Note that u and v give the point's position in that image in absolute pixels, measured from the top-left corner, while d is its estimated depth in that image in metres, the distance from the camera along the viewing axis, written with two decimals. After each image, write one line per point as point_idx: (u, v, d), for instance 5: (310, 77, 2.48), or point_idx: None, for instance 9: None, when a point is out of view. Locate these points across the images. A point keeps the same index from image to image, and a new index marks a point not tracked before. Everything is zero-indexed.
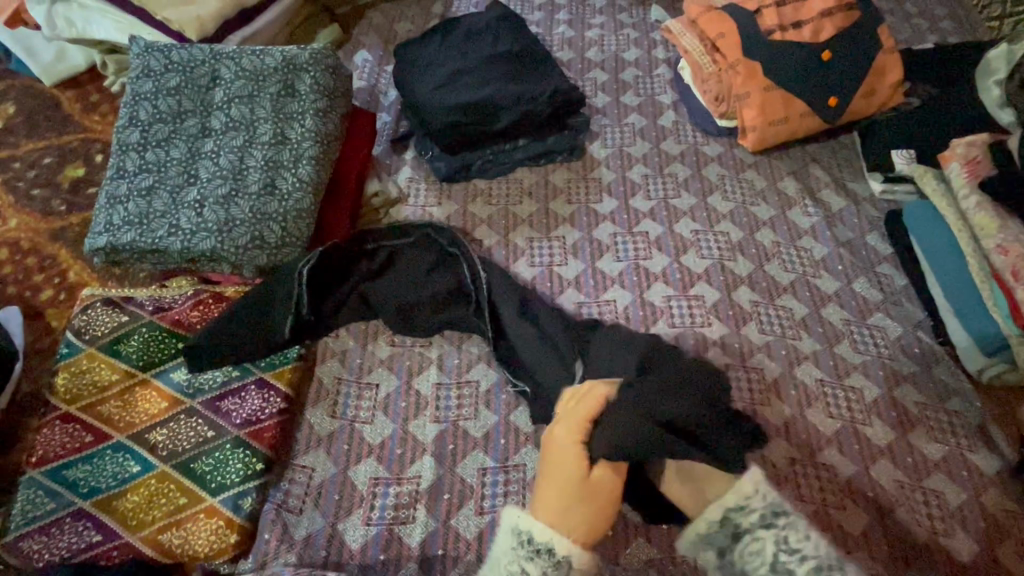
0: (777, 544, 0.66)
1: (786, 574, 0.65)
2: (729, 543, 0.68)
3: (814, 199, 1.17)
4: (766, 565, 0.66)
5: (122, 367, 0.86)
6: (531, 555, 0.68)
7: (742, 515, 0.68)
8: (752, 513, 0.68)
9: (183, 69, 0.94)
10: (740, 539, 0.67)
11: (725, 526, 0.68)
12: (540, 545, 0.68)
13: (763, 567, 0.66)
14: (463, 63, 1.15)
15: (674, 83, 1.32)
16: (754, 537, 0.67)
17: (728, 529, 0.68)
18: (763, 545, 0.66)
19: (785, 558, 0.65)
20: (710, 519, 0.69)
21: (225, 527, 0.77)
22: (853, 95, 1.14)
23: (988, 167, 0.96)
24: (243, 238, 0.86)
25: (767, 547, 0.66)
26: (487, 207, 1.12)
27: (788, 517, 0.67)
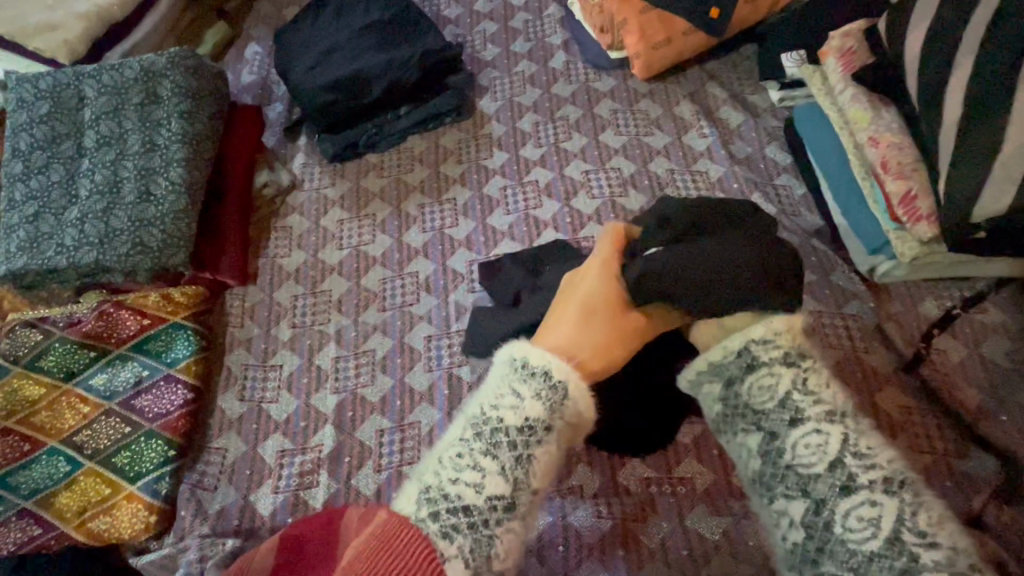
0: (795, 383, 0.63)
1: (774, 399, 0.63)
2: (734, 374, 0.66)
3: (710, 118, 1.12)
4: (774, 401, 0.63)
5: (47, 381, 0.94)
6: (527, 377, 0.66)
7: (760, 350, 0.65)
8: (776, 349, 0.65)
9: (52, 96, 0.99)
10: (756, 371, 0.65)
11: (743, 356, 0.66)
12: (535, 369, 0.66)
13: (771, 403, 0.64)
14: (337, 41, 1.17)
15: (565, 21, 1.27)
16: (771, 371, 0.64)
17: (745, 361, 0.66)
18: (766, 375, 0.64)
19: (790, 392, 0.63)
20: (729, 347, 0.66)
21: (145, 510, 0.85)
22: (735, 3, 1.08)
23: (865, 56, 0.91)
24: (125, 246, 0.92)
25: (781, 385, 0.63)
26: (379, 181, 1.13)
27: (813, 362, 0.65)
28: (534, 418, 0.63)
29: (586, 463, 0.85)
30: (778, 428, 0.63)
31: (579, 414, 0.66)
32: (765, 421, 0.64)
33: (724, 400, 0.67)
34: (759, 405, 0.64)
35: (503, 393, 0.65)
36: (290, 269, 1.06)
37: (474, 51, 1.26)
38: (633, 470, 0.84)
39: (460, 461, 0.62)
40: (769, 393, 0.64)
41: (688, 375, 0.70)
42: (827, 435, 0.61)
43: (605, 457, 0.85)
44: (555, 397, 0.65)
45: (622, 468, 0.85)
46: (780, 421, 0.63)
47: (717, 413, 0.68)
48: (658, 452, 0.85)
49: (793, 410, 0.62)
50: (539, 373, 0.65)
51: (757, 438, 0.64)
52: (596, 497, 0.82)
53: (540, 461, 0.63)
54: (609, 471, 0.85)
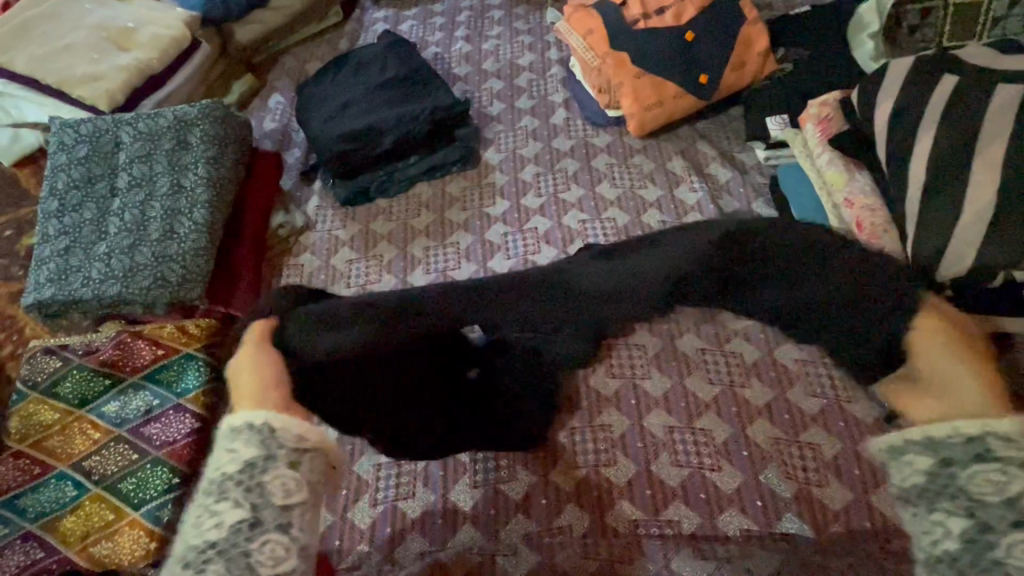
0: None
1: (1004, 498, 0.53)
2: (956, 456, 0.56)
3: (700, 174, 1.20)
4: (1004, 495, 0.53)
5: (61, 406, 0.99)
6: (235, 435, 0.69)
7: (991, 444, 0.56)
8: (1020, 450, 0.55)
9: (90, 140, 1.07)
10: (984, 462, 0.55)
11: (973, 442, 0.56)
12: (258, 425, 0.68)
13: (998, 497, 0.54)
14: (354, 95, 1.27)
15: (566, 81, 1.37)
16: (1005, 469, 0.54)
17: (975, 448, 0.56)
18: (977, 469, 0.55)
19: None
20: (960, 429, 0.57)
21: (145, 537, 0.87)
22: (723, 70, 1.17)
23: (839, 124, 0.98)
24: (147, 280, 0.98)
25: (1014, 482, 0.54)
26: (387, 224, 1.20)
27: None
28: (247, 456, 0.67)
29: (576, 502, 0.88)
30: (995, 522, 0.53)
31: (295, 436, 0.68)
32: (956, 509, 0.55)
33: (926, 475, 0.57)
34: (980, 494, 0.54)
35: (224, 450, 0.69)
36: None
37: (481, 106, 1.36)
38: (621, 511, 0.87)
39: (203, 520, 0.66)
40: (995, 487, 0.54)
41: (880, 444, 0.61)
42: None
43: (595, 497, 0.88)
44: (262, 433, 0.67)
45: (611, 509, 0.87)
46: (999, 516, 0.53)
47: (904, 483, 0.59)
48: (645, 494, 0.88)
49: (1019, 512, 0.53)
50: (250, 423, 0.68)
51: (961, 522, 0.54)
52: (584, 538, 0.84)
53: (273, 487, 0.66)
54: (597, 510, 0.87)
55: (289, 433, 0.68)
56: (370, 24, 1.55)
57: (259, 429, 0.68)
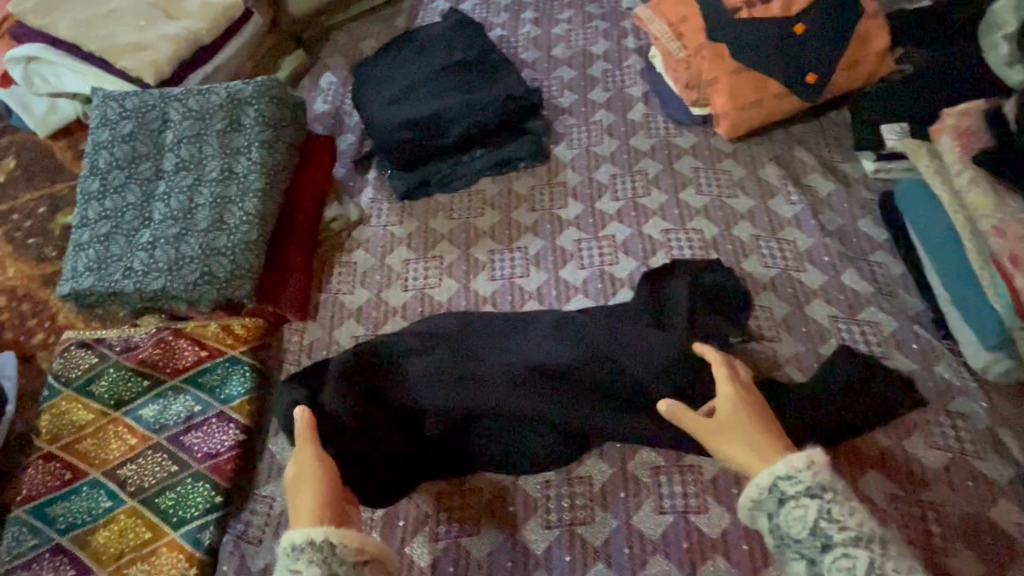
0: (822, 514, 0.58)
1: (807, 528, 0.58)
2: (771, 508, 0.61)
3: (797, 185, 1.08)
4: (807, 530, 0.58)
5: (96, 407, 0.91)
6: (297, 555, 0.63)
7: (781, 485, 0.61)
8: (801, 484, 0.60)
9: (136, 116, 0.98)
10: (787, 504, 0.60)
11: (775, 490, 0.61)
12: (299, 545, 0.63)
13: (805, 533, 0.58)
14: (417, 78, 1.16)
15: (645, 73, 1.25)
16: (799, 504, 0.59)
17: (775, 495, 0.61)
18: (794, 506, 0.60)
19: (818, 519, 0.58)
20: (760, 482, 0.62)
21: (184, 561, 0.79)
22: (832, 70, 1.05)
23: (984, 139, 0.87)
24: (194, 275, 0.89)
25: (811, 515, 0.58)
26: (448, 222, 1.10)
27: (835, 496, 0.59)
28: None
29: (662, 553, 0.78)
30: (814, 555, 0.57)
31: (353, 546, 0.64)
32: (804, 549, 0.58)
33: (771, 531, 0.61)
34: (793, 534, 0.59)
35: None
36: (352, 308, 1.01)
37: (551, 96, 1.24)
38: (714, 568, 0.77)
39: None
40: (800, 524, 0.59)
41: (743, 503, 0.64)
42: (856, 557, 0.55)
43: (683, 549, 0.78)
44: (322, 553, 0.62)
45: (703, 564, 0.77)
46: (772, 499, 0.61)
47: (771, 545, 0.62)
48: (742, 549, 0.78)
49: (826, 542, 0.57)
50: (307, 543, 0.63)
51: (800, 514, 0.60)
52: None
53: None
54: (687, 565, 0.77)
55: (349, 547, 0.64)
56: None
57: (321, 550, 0.63)
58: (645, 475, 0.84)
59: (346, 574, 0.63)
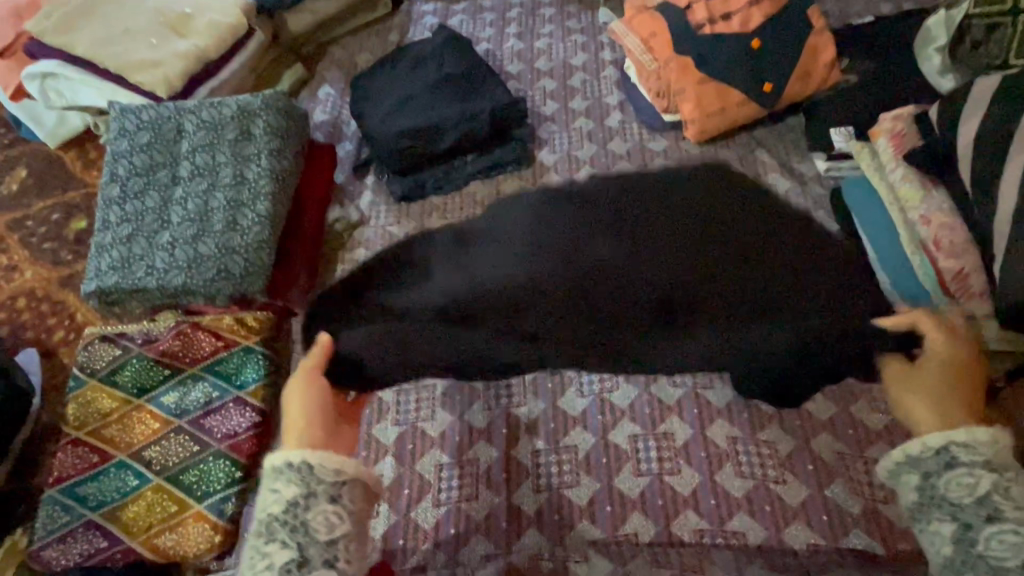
0: (995, 486, 0.58)
1: (972, 495, 0.58)
2: (929, 468, 0.61)
3: (758, 183, 1.19)
4: (975, 497, 0.58)
5: (120, 395, 0.98)
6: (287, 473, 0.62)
7: (954, 451, 0.60)
8: (979, 454, 0.59)
9: (153, 127, 1.06)
10: (954, 470, 0.59)
11: (941, 455, 0.60)
12: (289, 462, 0.61)
13: (971, 499, 0.58)
14: (411, 90, 1.26)
15: (621, 82, 1.36)
16: (972, 471, 0.58)
17: (942, 458, 0.60)
18: (963, 474, 0.59)
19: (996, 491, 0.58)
20: (927, 442, 0.61)
21: (209, 530, 0.87)
22: (787, 80, 1.17)
23: (915, 139, 0.99)
24: (211, 272, 0.97)
25: (981, 484, 0.58)
26: (442, 222, 1.19)
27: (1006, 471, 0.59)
28: (307, 487, 0.61)
29: (642, 510, 0.88)
30: (973, 521, 0.57)
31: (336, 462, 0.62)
32: (959, 512, 0.58)
33: (918, 490, 0.61)
34: (955, 498, 0.59)
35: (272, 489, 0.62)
36: None
37: (534, 105, 1.35)
38: (686, 521, 0.87)
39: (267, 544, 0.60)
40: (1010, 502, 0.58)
41: (891, 460, 0.63)
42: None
43: (659, 506, 0.88)
44: (306, 472, 0.61)
45: (676, 518, 0.87)
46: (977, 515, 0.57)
47: (910, 501, 0.62)
48: (710, 504, 0.88)
49: (994, 508, 0.57)
50: (286, 463, 0.61)
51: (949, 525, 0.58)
52: (651, 546, 0.85)
53: (315, 526, 0.59)
54: (662, 519, 0.87)
55: (329, 467, 0.61)
56: (419, 17, 1.52)
57: (298, 471, 0.61)
58: (625, 444, 0.94)
59: (325, 492, 0.61)
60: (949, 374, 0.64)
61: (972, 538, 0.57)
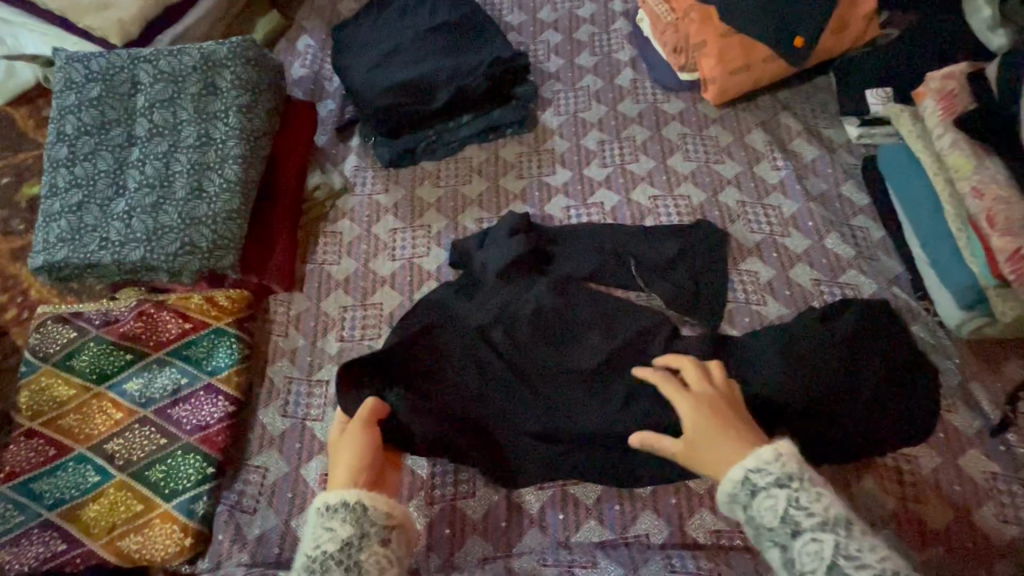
0: (791, 502, 0.58)
1: (778, 517, 0.58)
2: (741, 500, 0.61)
3: (783, 150, 1.08)
4: (778, 518, 0.58)
5: (78, 382, 0.88)
6: (335, 513, 0.64)
7: (753, 475, 0.60)
8: (772, 474, 0.60)
9: (104, 78, 0.94)
10: (758, 496, 0.59)
11: (746, 485, 0.60)
12: (338, 503, 0.64)
13: (779, 521, 0.58)
14: (400, 41, 1.13)
15: (632, 36, 1.23)
16: (770, 494, 0.59)
17: (747, 488, 0.60)
18: (766, 497, 0.59)
19: (788, 508, 0.58)
20: (733, 475, 0.61)
21: (179, 532, 0.79)
22: (821, 33, 1.05)
23: (967, 100, 0.88)
24: (174, 245, 0.86)
25: (779, 503, 0.58)
26: (435, 190, 1.08)
27: (804, 480, 0.59)
28: (353, 539, 0.62)
29: (653, 509, 0.81)
30: (782, 540, 0.57)
31: (388, 510, 0.65)
32: (776, 536, 0.58)
33: (750, 521, 0.60)
34: (766, 522, 0.59)
35: (318, 536, 0.63)
36: (339, 278, 1.00)
37: (537, 61, 1.22)
38: (702, 521, 0.80)
39: None
40: (772, 513, 0.59)
41: (720, 495, 0.63)
42: (823, 541, 0.56)
43: (672, 505, 0.81)
44: (354, 506, 0.64)
45: (690, 518, 0.80)
46: (784, 533, 0.58)
47: (749, 535, 0.61)
48: None
49: (793, 525, 0.57)
50: (340, 502, 0.64)
51: (776, 553, 0.58)
52: (663, 548, 0.78)
53: (369, 566, 0.61)
54: (675, 519, 0.80)
55: (379, 510, 0.64)
56: None
57: (354, 510, 0.63)
58: None
59: (378, 536, 0.63)
60: (702, 413, 0.67)
61: (790, 559, 0.57)
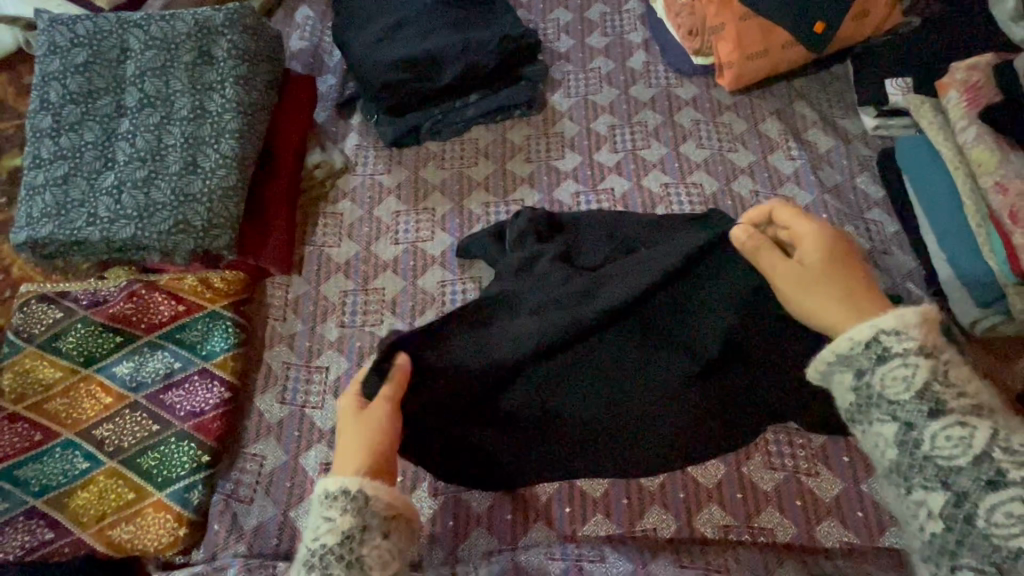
0: (934, 375, 0.50)
1: (909, 390, 0.50)
2: (862, 365, 0.53)
3: (798, 139, 1.06)
4: (912, 391, 0.50)
5: (65, 364, 0.84)
6: (334, 502, 0.57)
7: (884, 342, 0.52)
8: (912, 340, 0.51)
9: (90, 43, 0.88)
10: (887, 363, 0.52)
11: (872, 347, 0.53)
12: (337, 490, 0.57)
13: (909, 394, 0.50)
14: (406, 14, 1.08)
15: (645, 18, 1.19)
16: (907, 362, 0.51)
17: (873, 352, 0.53)
18: (897, 366, 0.51)
19: (928, 381, 0.50)
20: (854, 337, 0.54)
21: (173, 521, 0.76)
22: (843, 19, 1.02)
23: (991, 93, 0.87)
24: (166, 223, 0.82)
25: (918, 375, 0.50)
26: (440, 172, 1.04)
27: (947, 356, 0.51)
28: (354, 531, 0.55)
29: (662, 504, 0.79)
30: (914, 419, 0.50)
31: (388, 501, 0.57)
32: (900, 411, 0.50)
33: (854, 392, 0.54)
34: (892, 397, 0.51)
35: (318, 526, 0.57)
36: (340, 261, 0.96)
37: (547, 40, 1.17)
38: (710, 516, 0.78)
39: None
40: (901, 383, 0.51)
41: (823, 358, 0.56)
42: (972, 426, 0.48)
43: (681, 499, 0.79)
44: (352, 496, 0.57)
45: (699, 512, 0.79)
46: (917, 412, 0.50)
47: (847, 403, 0.54)
48: (737, 498, 0.79)
49: (933, 401, 0.49)
50: (341, 490, 0.57)
51: (891, 427, 0.51)
52: (672, 543, 0.76)
53: (371, 562, 0.55)
54: (684, 514, 0.79)
55: (381, 500, 0.57)
56: None
57: (355, 499, 0.57)
58: None
59: (379, 528, 0.56)
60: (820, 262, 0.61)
61: (920, 441, 0.49)
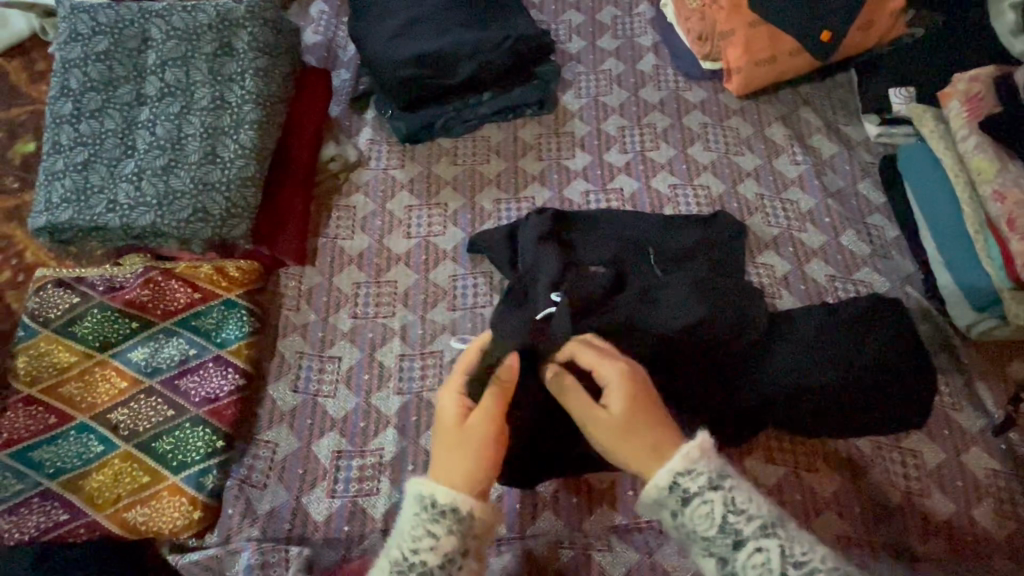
0: (727, 505, 0.53)
1: (714, 526, 0.53)
2: (672, 506, 0.55)
3: (803, 145, 1.08)
4: (715, 527, 0.53)
5: (80, 349, 0.85)
6: (437, 517, 0.56)
7: (683, 479, 0.55)
8: (700, 474, 0.55)
9: (112, 32, 0.89)
10: (687, 503, 0.54)
11: (673, 490, 0.55)
12: (444, 507, 0.56)
13: (712, 528, 0.53)
14: (422, 11, 1.10)
15: (655, 22, 1.21)
16: (703, 499, 0.54)
17: (674, 493, 0.55)
18: (698, 504, 0.54)
19: (724, 514, 0.53)
20: (656, 482, 0.56)
21: (188, 505, 0.77)
22: (849, 27, 1.05)
23: (992, 104, 0.90)
24: (185, 211, 0.83)
25: (714, 510, 0.53)
26: (452, 168, 1.06)
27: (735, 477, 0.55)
28: (455, 552, 0.56)
29: None
30: (725, 553, 0.53)
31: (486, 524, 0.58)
32: (714, 546, 0.53)
33: (674, 527, 0.56)
34: (701, 532, 0.54)
35: (416, 537, 0.56)
36: (353, 253, 0.98)
37: (559, 41, 1.19)
38: None
39: None
40: (704, 521, 0.54)
41: (642, 500, 0.57)
42: (768, 550, 0.51)
43: None
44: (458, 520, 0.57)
45: None
46: (723, 545, 0.53)
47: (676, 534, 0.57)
48: None
49: (733, 533, 0.53)
50: (449, 508, 0.56)
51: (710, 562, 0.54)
52: None
53: None
54: None
55: (483, 522, 0.58)
56: None
57: (462, 521, 0.56)
58: None
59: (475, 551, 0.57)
60: (614, 397, 0.60)
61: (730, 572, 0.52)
